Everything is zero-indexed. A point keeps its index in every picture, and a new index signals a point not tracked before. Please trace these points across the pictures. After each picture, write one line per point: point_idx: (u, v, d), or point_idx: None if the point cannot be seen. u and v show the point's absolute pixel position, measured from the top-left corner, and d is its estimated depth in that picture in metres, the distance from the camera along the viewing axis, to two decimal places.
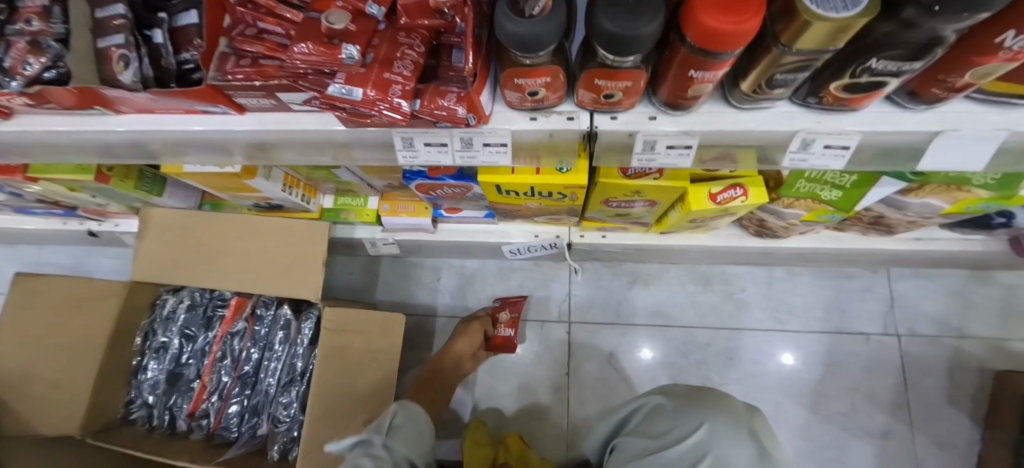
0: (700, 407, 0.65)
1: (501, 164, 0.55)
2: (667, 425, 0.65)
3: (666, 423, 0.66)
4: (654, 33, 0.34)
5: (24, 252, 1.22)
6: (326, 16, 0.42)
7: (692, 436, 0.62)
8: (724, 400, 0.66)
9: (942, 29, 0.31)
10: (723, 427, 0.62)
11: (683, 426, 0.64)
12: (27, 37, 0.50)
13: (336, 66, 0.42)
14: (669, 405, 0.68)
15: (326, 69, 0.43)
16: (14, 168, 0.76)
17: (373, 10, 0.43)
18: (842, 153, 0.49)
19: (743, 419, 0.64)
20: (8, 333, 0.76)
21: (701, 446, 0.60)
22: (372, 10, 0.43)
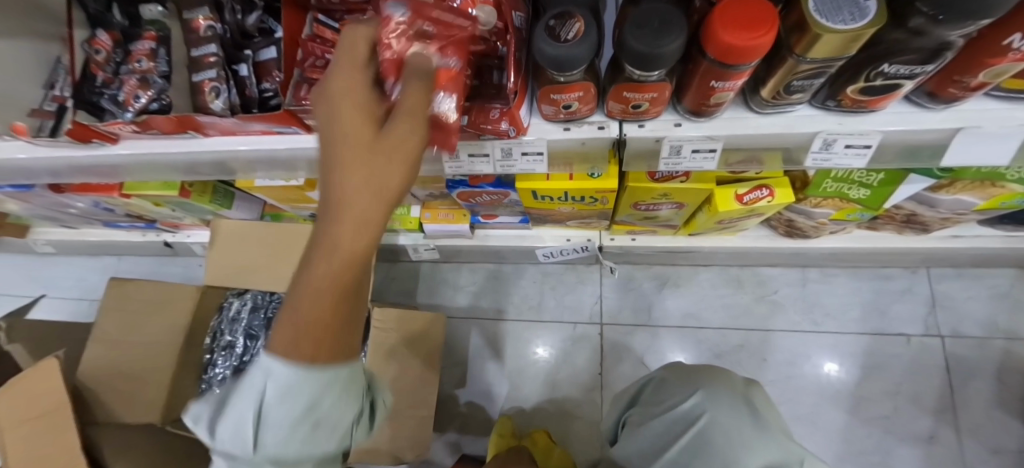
0: (696, 377, 0.65)
1: (537, 170, 0.60)
2: (668, 394, 0.67)
3: (667, 392, 0.67)
4: (677, 50, 0.38)
5: (107, 262, 1.37)
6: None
7: (685, 402, 0.63)
8: (722, 370, 0.66)
9: (948, 35, 0.34)
10: (718, 395, 0.62)
11: (679, 394, 0.65)
12: (137, 75, 0.61)
13: None
14: (670, 376, 0.69)
15: None
16: (111, 185, 0.87)
17: None
18: (864, 152, 0.51)
19: (738, 387, 0.64)
20: (105, 332, 0.88)
21: (696, 408, 0.61)
22: None
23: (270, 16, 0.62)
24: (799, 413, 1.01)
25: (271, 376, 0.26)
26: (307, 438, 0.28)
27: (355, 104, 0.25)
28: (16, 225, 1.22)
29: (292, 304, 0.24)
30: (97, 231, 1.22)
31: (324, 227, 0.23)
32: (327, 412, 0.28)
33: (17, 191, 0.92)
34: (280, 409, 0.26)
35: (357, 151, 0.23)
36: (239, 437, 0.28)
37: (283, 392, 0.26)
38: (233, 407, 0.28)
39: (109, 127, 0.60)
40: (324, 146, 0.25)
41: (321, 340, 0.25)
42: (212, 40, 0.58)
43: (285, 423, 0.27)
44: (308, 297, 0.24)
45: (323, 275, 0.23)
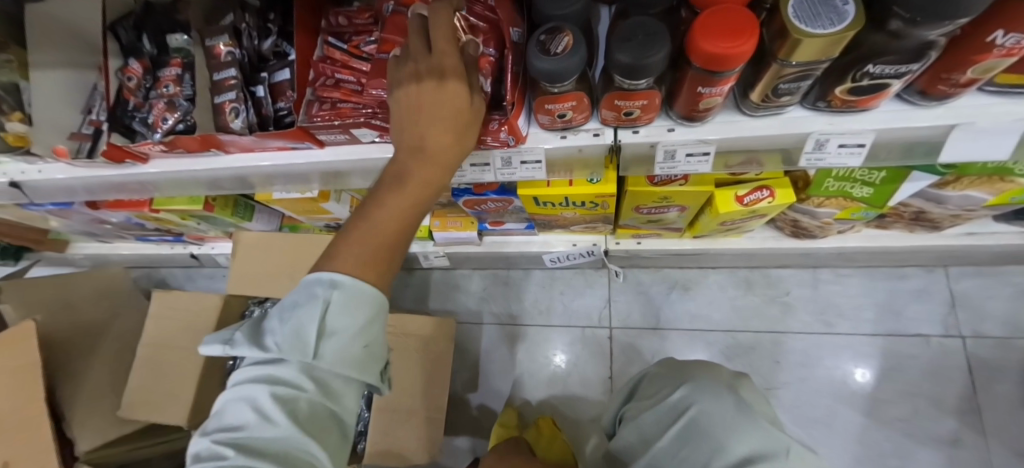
0: (685, 372, 0.71)
1: (537, 177, 0.62)
2: (659, 388, 0.72)
3: (658, 385, 0.72)
4: (663, 59, 0.40)
5: (138, 274, 1.45)
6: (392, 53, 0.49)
7: (675, 394, 0.67)
8: (710, 367, 0.71)
9: (928, 35, 0.34)
10: (704, 385, 0.66)
11: (669, 387, 0.70)
12: (165, 99, 0.66)
13: None
14: (661, 372, 0.75)
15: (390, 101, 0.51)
16: (142, 202, 0.92)
17: None
18: (858, 151, 0.51)
19: (724, 380, 0.68)
20: (155, 334, 0.99)
21: (685, 398, 0.65)
22: None
23: (283, 41, 0.68)
24: (814, 416, 1.00)
25: (339, 283, 0.32)
26: (358, 359, 0.33)
27: (449, 89, 0.33)
28: (55, 241, 1.30)
29: (370, 227, 0.33)
30: (129, 244, 1.30)
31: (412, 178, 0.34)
32: (373, 339, 0.34)
33: (59, 209, 0.99)
34: (346, 317, 0.31)
35: (445, 130, 0.34)
36: (297, 346, 0.31)
37: (356, 299, 0.32)
38: (291, 319, 0.32)
39: (139, 147, 0.65)
40: (417, 115, 0.34)
41: (384, 262, 0.34)
42: (232, 65, 0.61)
43: (348, 335, 0.32)
44: (387, 223, 0.34)
45: (398, 211, 0.34)
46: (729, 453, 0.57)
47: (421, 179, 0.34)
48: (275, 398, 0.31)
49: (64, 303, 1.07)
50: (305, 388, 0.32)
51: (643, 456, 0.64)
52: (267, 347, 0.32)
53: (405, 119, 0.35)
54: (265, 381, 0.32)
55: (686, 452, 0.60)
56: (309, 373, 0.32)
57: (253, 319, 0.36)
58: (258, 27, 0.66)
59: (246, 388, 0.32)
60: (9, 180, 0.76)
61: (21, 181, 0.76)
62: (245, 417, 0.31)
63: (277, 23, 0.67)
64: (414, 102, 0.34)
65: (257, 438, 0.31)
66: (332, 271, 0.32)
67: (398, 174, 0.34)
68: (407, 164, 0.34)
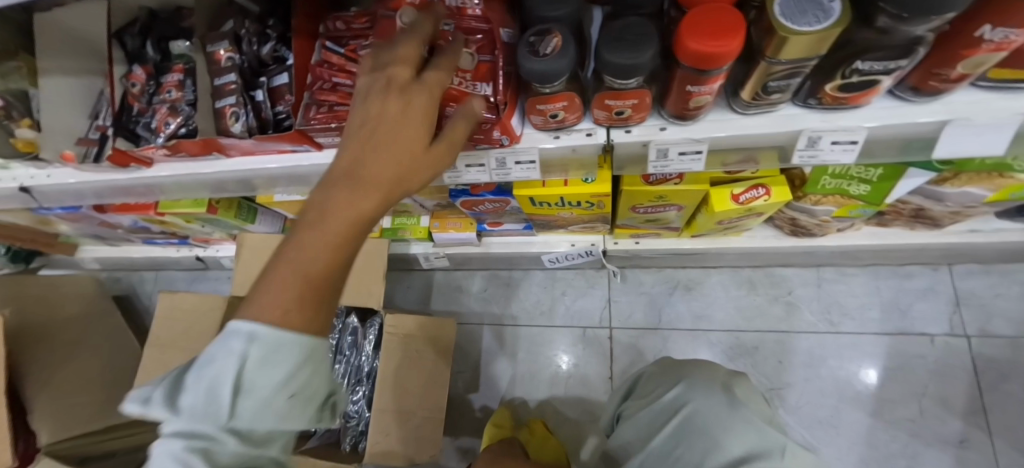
0: (680, 369, 0.72)
1: (532, 178, 0.63)
2: (654, 386, 0.73)
3: (653, 384, 0.73)
4: (651, 59, 0.40)
5: (147, 276, 1.48)
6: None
7: (671, 392, 0.68)
8: (705, 363, 0.72)
9: (914, 31, 0.35)
10: (699, 384, 0.67)
11: (664, 385, 0.71)
12: (167, 104, 0.67)
13: None
14: (657, 371, 0.76)
15: None
16: (148, 205, 0.94)
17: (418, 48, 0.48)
18: (851, 148, 0.51)
19: (719, 376, 0.69)
20: (161, 337, 1.02)
21: (680, 397, 0.67)
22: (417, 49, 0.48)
23: (283, 46, 0.68)
24: (818, 416, 0.99)
25: (257, 335, 0.26)
26: (282, 410, 0.29)
27: (411, 110, 0.32)
28: (66, 244, 1.33)
29: (287, 268, 0.27)
30: (137, 247, 1.32)
31: (342, 208, 0.28)
32: (301, 387, 0.30)
33: (68, 213, 1.01)
34: (264, 374, 0.27)
35: (391, 155, 0.30)
36: (208, 409, 0.26)
37: (277, 354, 0.27)
38: (205, 374, 0.27)
39: (143, 152, 0.66)
40: (364, 140, 0.30)
41: (308, 312, 0.28)
42: (232, 70, 0.63)
43: (267, 391, 0.28)
44: (311, 263, 0.27)
45: (323, 248, 0.27)
46: (724, 451, 0.59)
47: (352, 208, 0.28)
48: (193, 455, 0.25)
49: (37, 298, 1.15)
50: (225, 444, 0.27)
51: (638, 454, 0.66)
52: (179, 408, 0.26)
53: (356, 138, 0.30)
54: (179, 436, 0.26)
55: (681, 450, 0.62)
56: (230, 428, 0.27)
57: (175, 369, 0.30)
58: (258, 33, 0.67)
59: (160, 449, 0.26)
60: (19, 184, 0.79)
61: (30, 186, 0.78)
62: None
63: (277, 30, 0.67)
64: (372, 122, 0.30)
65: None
66: (246, 320, 0.27)
67: (321, 204, 0.28)
68: (334, 190, 0.28)
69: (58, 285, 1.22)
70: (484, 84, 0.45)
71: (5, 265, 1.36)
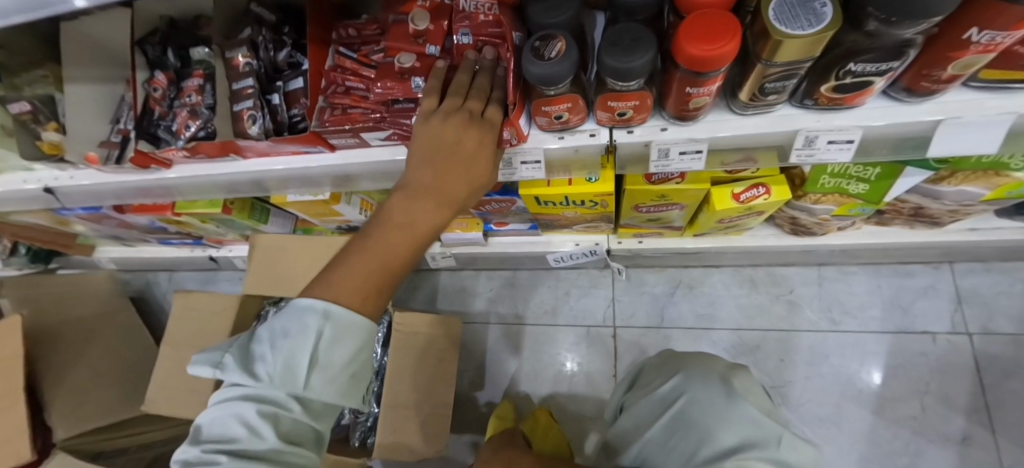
0: (679, 362, 0.73)
1: (537, 177, 0.65)
2: (653, 377, 0.75)
3: (650, 376, 0.76)
4: (649, 62, 0.42)
5: (160, 277, 1.51)
6: (397, 58, 0.54)
7: (667, 384, 0.70)
8: (705, 356, 0.73)
9: (903, 33, 0.36)
10: (696, 376, 0.69)
11: (661, 377, 0.73)
12: (187, 108, 0.71)
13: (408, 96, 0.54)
14: (656, 364, 0.78)
15: (399, 100, 0.56)
16: (164, 206, 0.97)
17: (430, 50, 0.53)
18: (848, 147, 0.52)
19: (718, 369, 0.70)
20: (176, 334, 1.05)
21: (677, 388, 0.69)
22: (430, 51, 0.53)
23: (298, 52, 0.71)
24: (820, 414, 1.00)
25: (331, 315, 0.36)
26: (343, 386, 0.37)
27: (478, 149, 0.43)
28: (83, 245, 1.37)
29: (371, 263, 0.37)
30: (151, 248, 1.36)
31: (420, 220, 0.40)
32: (358, 366, 0.38)
33: (87, 214, 1.05)
34: (333, 351, 0.35)
35: (460, 184, 0.42)
36: (289, 377, 0.34)
37: (345, 332, 0.36)
38: (283, 349, 0.35)
39: (164, 154, 0.69)
40: (442, 167, 0.41)
41: (376, 298, 0.38)
42: (249, 75, 0.65)
43: (334, 365, 0.36)
44: (388, 260, 0.38)
45: (398, 251, 0.39)
46: (718, 441, 0.61)
47: (426, 221, 0.40)
48: (264, 415, 0.34)
49: (50, 298, 1.19)
50: (289, 407, 0.35)
51: (636, 442, 0.67)
52: (257, 374, 0.35)
53: (434, 158, 0.41)
54: (253, 398, 0.35)
55: (676, 441, 0.64)
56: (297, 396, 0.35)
57: (240, 342, 0.38)
58: (274, 40, 0.70)
59: (234, 405, 0.35)
60: (43, 186, 0.82)
61: (54, 187, 0.82)
62: (236, 433, 0.33)
63: (291, 36, 0.71)
64: (450, 146, 0.41)
65: (244, 452, 0.33)
66: (325, 300, 0.36)
67: (406, 216, 0.39)
68: (417, 204, 0.40)
69: (64, 285, 1.24)
70: (497, 90, 0.48)
71: (24, 265, 1.40)
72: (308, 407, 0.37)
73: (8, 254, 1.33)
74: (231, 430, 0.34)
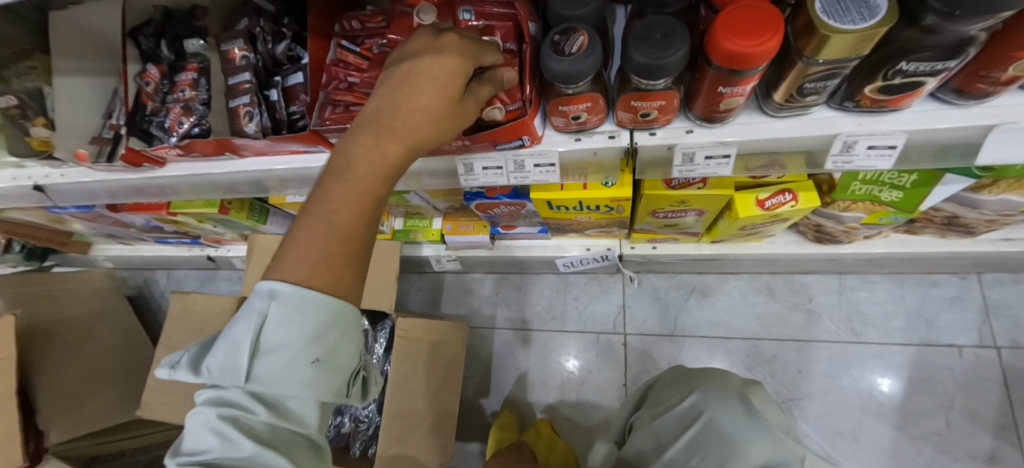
0: (694, 377, 0.70)
1: (551, 181, 0.61)
2: (666, 395, 0.71)
3: (665, 394, 0.72)
4: (681, 60, 0.38)
5: (159, 275, 1.48)
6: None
7: (686, 400, 0.66)
8: (719, 372, 0.69)
9: (966, 30, 0.32)
10: (714, 393, 0.65)
11: (678, 393, 0.69)
12: (181, 103, 0.67)
13: None
14: (669, 379, 0.74)
15: None
16: (160, 204, 0.94)
17: None
18: (889, 153, 0.49)
19: (734, 384, 0.67)
20: (172, 337, 1.02)
21: (695, 407, 0.65)
22: None
23: (297, 45, 0.67)
24: (841, 429, 0.98)
25: (278, 294, 0.29)
26: (305, 375, 0.31)
27: (437, 65, 0.33)
28: (79, 242, 1.34)
29: (315, 226, 0.30)
30: (149, 246, 1.32)
31: (369, 164, 0.31)
32: (324, 353, 0.32)
33: (81, 212, 1.01)
34: (277, 334, 0.29)
35: (418, 113, 0.32)
36: (231, 369, 0.30)
37: (293, 312, 0.29)
38: (227, 342, 0.30)
39: (156, 151, 0.65)
40: (391, 99, 0.32)
41: (336, 268, 0.31)
42: (246, 69, 0.62)
43: (283, 353, 0.30)
44: (336, 220, 0.30)
45: (349, 208, 0.31)
46: (744, 461, 0.57)
47: (377, 167, 0.32)
48: (227, 421, 0.30)
49: (42, 295, 1.15)
50: (252, 409, 0.30)
51: (653, 463, 0.64)
52: (203, 371, 0.31)
53: (384, 93, 0.33)
54: (215, 402, 0.31)
55: (696, 461, 0.60)
56: (255, 394, 0.30)
57: (203, 340, 0.35)
58: (273, 32, 0.66)
59: (201, 412, 0.31)
60: (33, 183, 0.79)
61: (44, 185, 0.78)
62: (204, 442, 0.30)
63: (292, 28, 0.67)
64: (401, 76, 0.33)
65: (217, 463, 0.30)
66: (274, 279, 0.30)
67: (348, 162, 0.31)
68: (364, 147, 0.31)
69: (55, 284, 1.19)
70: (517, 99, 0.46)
71: (19, 262, 1.37)
72: (277, 407, 0.31)
73: (3, 251, 1.30)
74: (200, 440, 0.30)
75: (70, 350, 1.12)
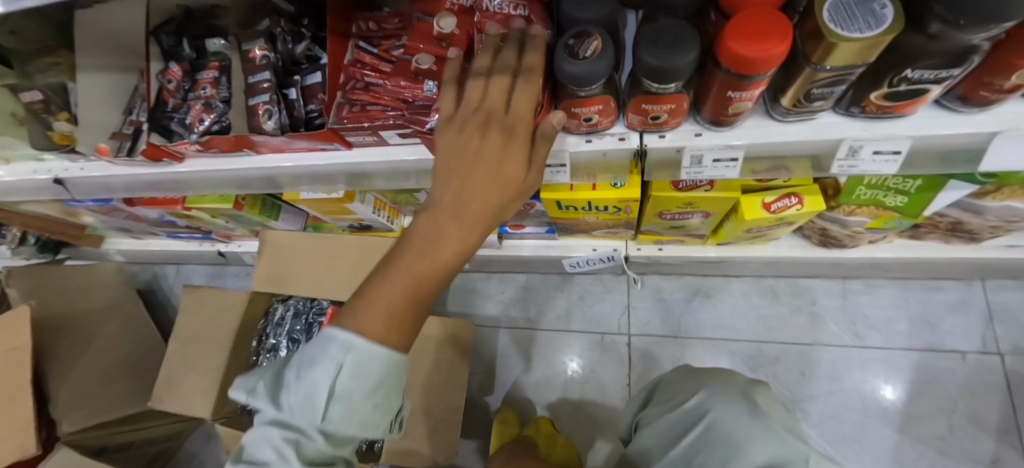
0: (699, 377, 0.71)
1: (561, 181, 0.62)
2: (673, 394, 0.72)
3: (672, 392, 0.73)
4: (691, 64, 0.39)
5: (168, 270, 1.50)
6: (415, 58, 0.53)
7: (690, 400, 0.67)
8: (724, 372, 0.70)
9: (970, 38, 0.33)
10: (720, 391, 0.66)
11: (683, 393, 0.70)
12: (201, 100, 0.69)
13: (419, 97, 0.54)
14: (675, 378, 0.75)
15: (408, 98, 0.55)
16: (174, 199, 0.96)
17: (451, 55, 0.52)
18: (894, 158, 0.50)
19: (738, 384, 0.68)
20: (184, 330, 1.04)
21: (700, 406, 0.66)
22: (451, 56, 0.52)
23: (316, 45, 0.68)
24: (844, 432, 0.98)
25: (354, 345, 0.31)
26: (367, 416, 0.34)
27: (504, 148, 0.35)
28: (91, 236, 1.36)
29: (392, 295, 0.32)
30: (160, 241, 1.35)
31: (450, 243, 0.33)
32: (384, 398, 0.34)
33: (97, 206, 1.03)
34: (354, 383, 0.32)
35: (491, 196, 0.34)
36: (307, 409, 0.32)
37: (368, 365, 0.31)
38: (304, 380, 0.32)
39: (177, 147, 0.67)
40: (469, 181, 0.34)
41: (400, 327, 0.32)
42: (266, 68, 0.63)
43: (355, 399, 0.32)
44: (407, 287, 0.32)
45: (417, 278, 0.32)
46: (748, 461, 0.58)
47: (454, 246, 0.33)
48: (290, 442, 0.33)
49: (56, 288, 1.17)
50: (313, 438, 0.33)
51: (659, 461, 0.65)
52: (282, 405, 0.33)
53: (456, 173, 0.34)
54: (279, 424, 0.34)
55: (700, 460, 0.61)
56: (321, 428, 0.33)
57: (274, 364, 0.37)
58: (292, 31, 0.67)
59: (264, 430, 0.34)
60: (53, 176, 0.80)
61: (63, 178, 0.80)
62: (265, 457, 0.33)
63: (310, 29, 0.68)
64: (468, 158, 0.34)
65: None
66: (348, 329, 0.32)
67: (430, 240, 0.33)
68: (446, 225, 0.33)
69: (69, 277, 1.21)
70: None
71: (32, 255, 1.40)
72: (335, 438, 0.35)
73: (18, 243, 1.32)
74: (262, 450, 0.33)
75: (81, 341, 1.14)
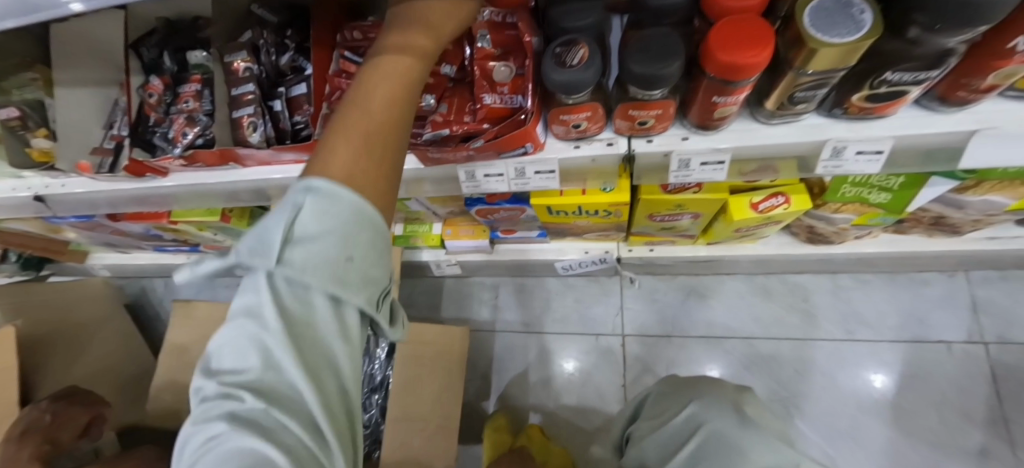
0: (689, 389, 0.72)
1: (551, 187, 0.62)
2: (664, 408, 0.73)
3: (663, 406, 0.73)
4: (676, 72, 0.40)
5: (156, 283, 1.48)
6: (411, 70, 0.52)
7: (684, 412, 0.68)
8: (713, 381, 0.71)
9: (946, 42, 0.33)
10: (711, 403, 0.67)
11: (677, 404, 0.71)
12: (184, 114, 0.67)
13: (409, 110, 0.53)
14: (666, 391, 0.76)
15: None
16: (160, 213, 0.94)
17: (445, 69, 0.51)
18: (876, 158, 0.51)
19: (729, 393, 0.69)
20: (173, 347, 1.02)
21: (693, 419, 0.66)
22: (445, 70, 0.51)
23: (301, 56, 0.66)
24: (838, 428, 1.00)
25: (315, 188, 0.22)
26: (347, 273, 0.22)
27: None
28: (75, 252, 1.33)
29: (357, 123, 0.25)
30: (147, 254, 1.33)
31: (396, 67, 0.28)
32: (362, 251, 0.23)
33: (80, 222, 1.01)
34: (320, 216, 0.21)
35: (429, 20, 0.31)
36: (263, 256, 0.22)
37: (336, 201, 0.22)
38: (260, 228, 0.22)
39: (159, 162, 0.66)
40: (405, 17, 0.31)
41: (375, 165, 0.24)
42: (249, 80, 0.63)
43: (325, 242, 0.21)
44: (377, 113, 0.26)
45: (385, 104, 0.27)
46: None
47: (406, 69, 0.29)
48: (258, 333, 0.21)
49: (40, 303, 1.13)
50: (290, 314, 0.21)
51: None
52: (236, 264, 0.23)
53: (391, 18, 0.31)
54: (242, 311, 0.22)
55: None
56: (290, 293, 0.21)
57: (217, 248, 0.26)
58: (277, 43, 0.66)
59: (232, 325, 0.22)
60: (33, 193, 0.79)
61: (44, 195, 0.78)
62: (242, 359, 0.22)
63: (294, 39, 0.66)
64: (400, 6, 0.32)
65: (253, 390, 0.21)
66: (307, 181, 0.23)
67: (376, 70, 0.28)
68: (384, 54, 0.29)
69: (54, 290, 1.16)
70: (518, 96, 0.48)
71: (15, 272, 1.37)
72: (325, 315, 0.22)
73: None
74: (234, 362, 0.22)
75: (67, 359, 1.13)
